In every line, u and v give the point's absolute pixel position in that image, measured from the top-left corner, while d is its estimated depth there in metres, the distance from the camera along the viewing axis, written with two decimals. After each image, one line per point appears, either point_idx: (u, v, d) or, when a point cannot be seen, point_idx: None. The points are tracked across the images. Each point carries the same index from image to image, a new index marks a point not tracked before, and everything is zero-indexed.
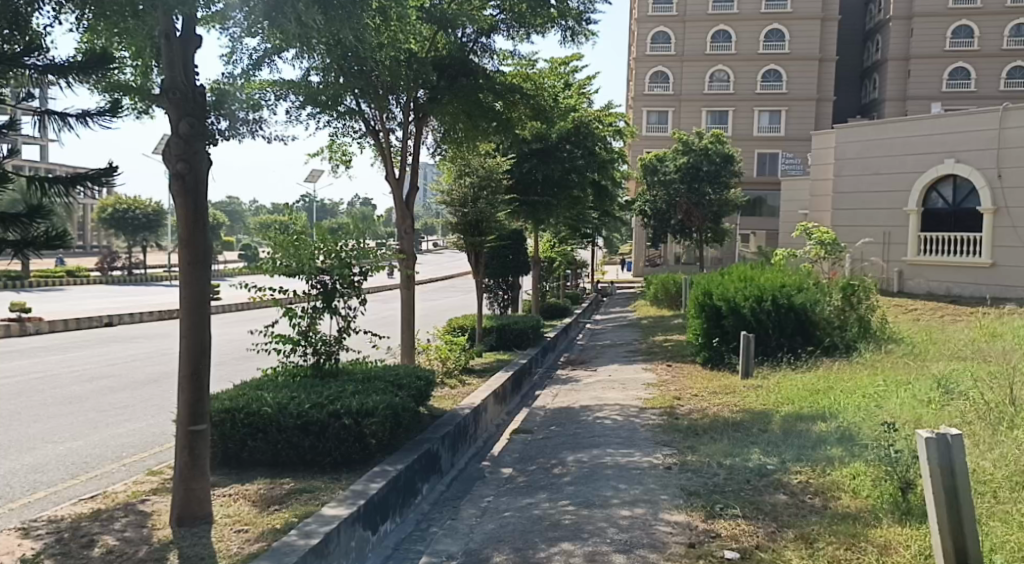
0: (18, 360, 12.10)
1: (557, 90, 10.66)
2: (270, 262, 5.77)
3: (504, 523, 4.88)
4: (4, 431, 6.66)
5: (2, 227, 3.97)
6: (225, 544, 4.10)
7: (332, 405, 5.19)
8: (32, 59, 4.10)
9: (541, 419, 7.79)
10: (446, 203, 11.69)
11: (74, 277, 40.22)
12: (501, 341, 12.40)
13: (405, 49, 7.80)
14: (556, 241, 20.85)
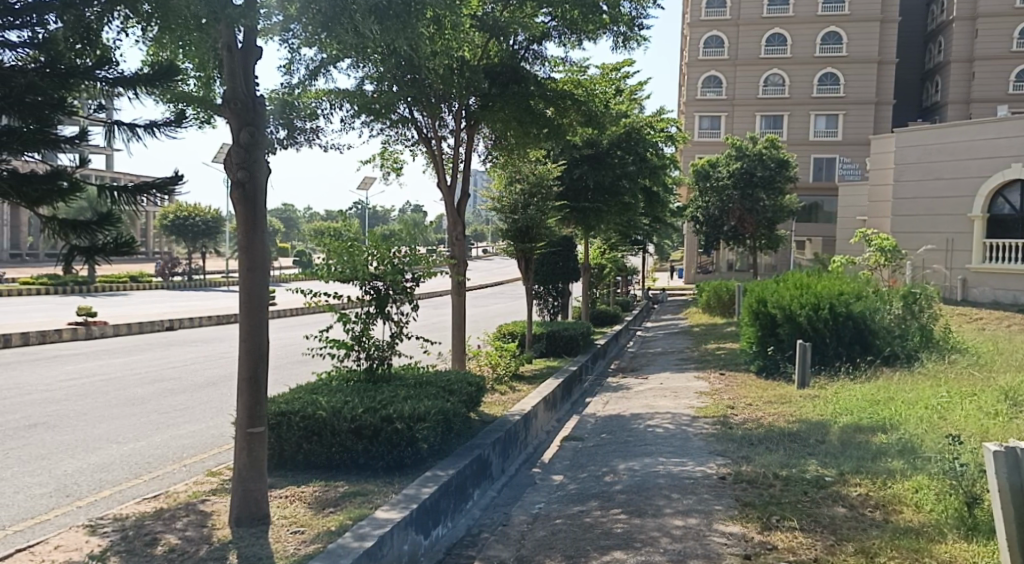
0: (86, 362, 12.58)
1: (608, 96, 10.61)
2: (325, 268, 5.86)
3: (555, 530, 4.86)
4: (72, 431, 6.91)
5: (73, 234, 4.12)
6: (282, 545, 4.18)
7: (385, 410, 5.25)
8: (103, 72, 4.25)
9: (592, 427, 7.76)
10: (496, 209, 11.76)
11: (137, 282, 41.68)
12: (550, 347, 12.39)
13: (458, 57, 7.90)
14: (606, 248, 20.77)
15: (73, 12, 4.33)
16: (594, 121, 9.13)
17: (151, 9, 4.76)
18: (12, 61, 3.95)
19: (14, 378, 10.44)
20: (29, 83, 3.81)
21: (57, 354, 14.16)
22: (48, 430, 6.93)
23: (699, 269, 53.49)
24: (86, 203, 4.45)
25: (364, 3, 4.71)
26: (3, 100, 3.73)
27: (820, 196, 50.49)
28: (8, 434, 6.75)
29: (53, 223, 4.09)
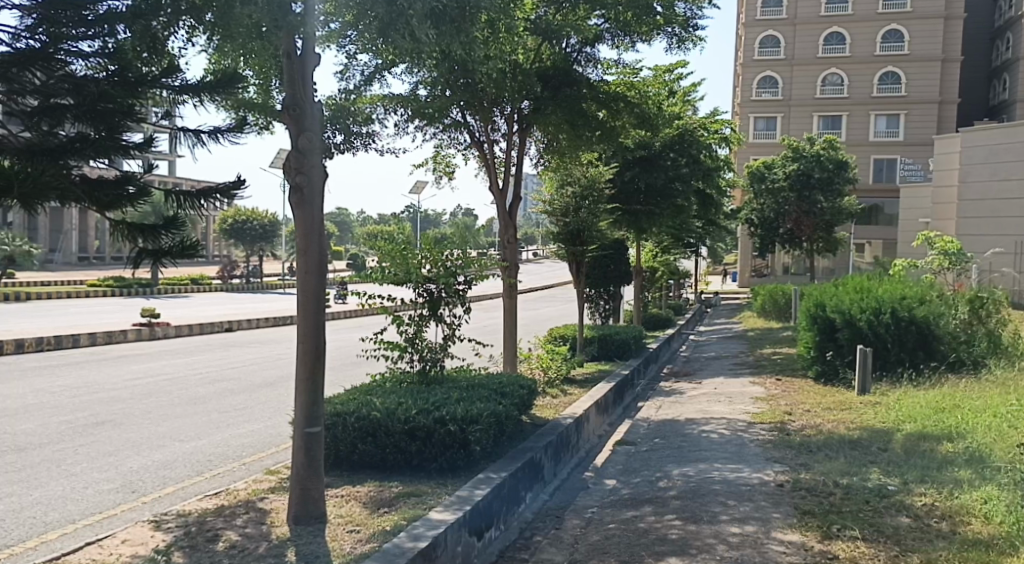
0: (152, 361, 13.01)
1: (660, 97, 10.52)
2: (379, 271, 5.94)
3: (609, 535, 4.83)
4: (138, 429, 7.13)
5: (137, 237, 4.18)
6: (339, 544, 4.23)
7: (437, 412, 5.29)
8: (168, 81, 4.28)
9: (645, 431, 7.69)
10: (547, 213, 11.80)
11: (198, 284, 43.05)
12: (602, 351, 12.35)
13: (511, 61, 7.96)
14: (658, 250, 20.55)
15: (142, 21, 4.45)
16: (646, 122, 9.12)
17: (214, 17, 4.87)
18: (80, 70, 3.94)
19: (84, 376, 10.86)
20: (101, 90, 3.96)
21: (126, 353, 14.70)
22: (115, 427, 7.16)
23: (752, 272, 54.27)
24: (150, 206, 4.52)
25: (421, 9, 4.76)
26: (74, 108, 3.90)
27: (883, 198, 50.00)
28: (78, 431, 7.00)
29: (123, 227, 4.14)
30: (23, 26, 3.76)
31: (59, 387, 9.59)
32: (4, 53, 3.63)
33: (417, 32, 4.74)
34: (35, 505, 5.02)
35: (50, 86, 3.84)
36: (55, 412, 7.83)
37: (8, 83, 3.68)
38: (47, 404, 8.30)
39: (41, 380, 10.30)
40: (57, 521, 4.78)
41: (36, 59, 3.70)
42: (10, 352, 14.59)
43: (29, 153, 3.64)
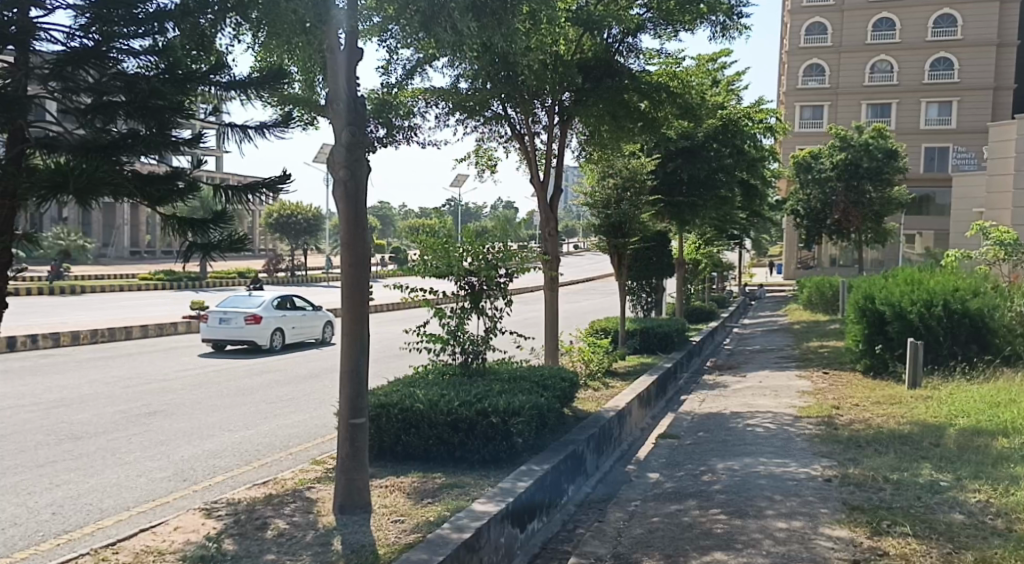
0: (201, 353, 13.31)
1: (704, 87, 10.43)
2: (421, 264, 6.01)
3: (653, 528, 4.80)
4: (188, 419, 7.30)
5: (185, 231, 4.25)
6: (384, 533, 4.28)
7: (480, 404, 5.33)
8: (218, 78, 4.17)
9: (688, 425, 7.62)
10: (588, 205, 11.81)
11: (245, 278, 43.98)
12: (645, 343, 12.31)
13: (550, 52, 7.93)
14: (701, 243, 20.50)
15: (190, 19, 4.34)
16: (688, 112, 9.08)
17: (259, 13, 4.99)
18: (132, 69, 3.75)
19: (138, 367, 11.16)
20: (152, 89, 3.70)
21: (177, 345, 15.07)
22: (166, 418, 7.34)
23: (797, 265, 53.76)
24: (201, 201, 4.54)
25: (462, 2, 4.86)
26: (126, 104, 3.66)
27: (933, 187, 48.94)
28: (131, 420, 7.19)
29: (173, 222, 4.22)
30: (77, 25, 3.58)
31: (112, 378, 9.87)
32: (59, 53, 3.47)
33: (459, 24, 4.79)
34: (91, 493, 5.18)
35: (103, 84, 3.63)
36: (109, 403, 8.05)
37: (62, 82, 3.51)
38: (101, 394, 8.55)
39: (95, 371, 10.60)
40: (112, 507, 4.93)
41: (90, 57, 3.52)
42: (67, 344, 15.05)
43: (84, 149, 3.44)
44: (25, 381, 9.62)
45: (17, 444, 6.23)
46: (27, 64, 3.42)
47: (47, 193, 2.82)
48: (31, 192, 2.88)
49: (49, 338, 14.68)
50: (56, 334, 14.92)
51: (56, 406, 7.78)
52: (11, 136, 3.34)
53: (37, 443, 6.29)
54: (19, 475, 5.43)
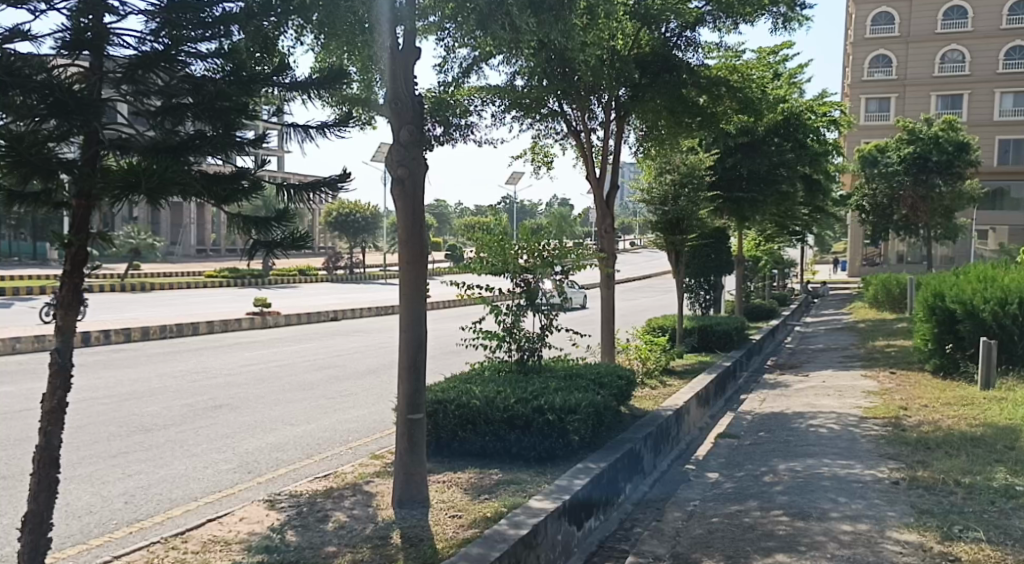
0: (264, 349, 13.67)
1: (765, 80, 10.33)
2: (477, 262, 6.05)
3: (712, 528, 4.74)
4: (253, 413, 7.50)
5: (248, 228, 4.18)
6: (442, 528, 4.32)
7: (536, 401, 5.34)
8: (280, 78, 4.01)
9: (748, 424, 7.50)
10: (645, 201, 11.71)
11: (304, 276, 45.06)
12: (703, 341, 12.18)
13: (608, 48, 7.88)
14: (761, 240, 20.17)
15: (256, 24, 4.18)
16: (749, 107, 8.93)
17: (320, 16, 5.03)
18: (199, 71, 3.59)
19: (205, 362, 11.52)
20: (219, 90, 3.51)
21: (240, 341, 15.50)
22: (231, 411, 7.55)
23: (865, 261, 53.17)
24: (263, 199, 4.51)
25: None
26: (195, 106, 3.49)
27: (1005, 180, 47.31)
28: (198, 413, 7.41)
29: (237, 220, 4.15)
30: (148, 29, 3.48)
31: (181, 372, 10.21)
32: (130, 57, 3.34)
33: (518, 20, 4.81)
34: (161, 483, 5.35)
35: (173, 87, 3.49)
36: (177, 396, 8.32)
37: (133, 85, 3.38)
38: (170, 388, 8.85)
39: (164, 366, 10.99)
40: (181, 498, 5.08)
41: (160, 60, 3.38)
42: (138, 338, 15.62)
43: (155, 151, 3.27)
44: (101, 375, 10.02)
45: (92, 435, 6.48)
46: (100, 68, 3.28)
47: (120, 192, 2.81)
48: (106, 191, 2.85)
49: (121, 333, 15.26)
50: (128, 329, 15.50)
51: (128, 399, 8.08)
52: (85, 139, 3.11)
53: (110, 434, 6.53)
54: (94, 465, 5.65)
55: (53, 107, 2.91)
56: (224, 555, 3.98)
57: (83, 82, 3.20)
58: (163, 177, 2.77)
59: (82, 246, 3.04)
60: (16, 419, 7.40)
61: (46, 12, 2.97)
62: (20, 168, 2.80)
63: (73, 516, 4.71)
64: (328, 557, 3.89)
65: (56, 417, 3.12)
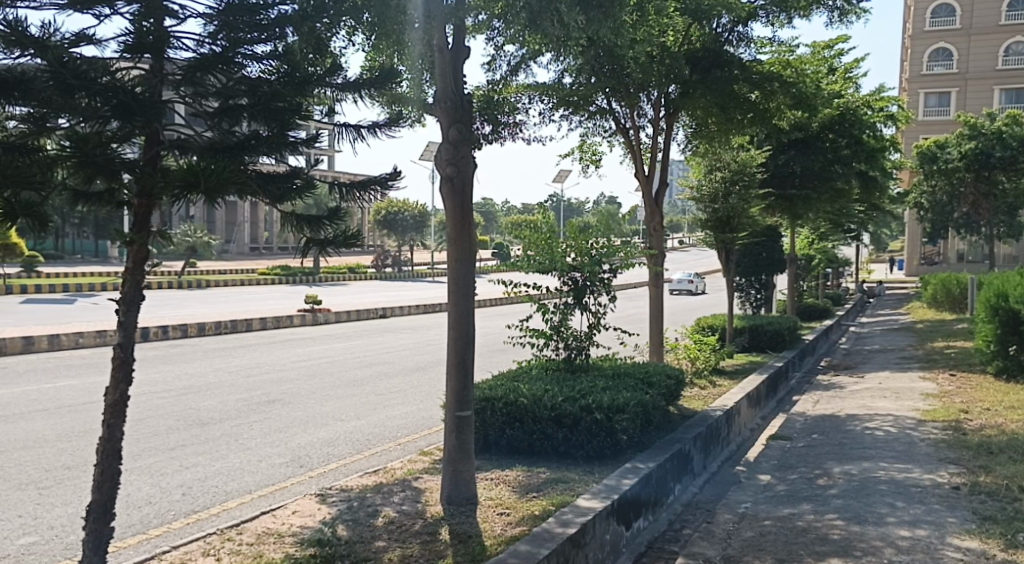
0: (315, 345, 13.95)
1: (821, 75, 10.26)
2: (525, 260, 6.06)
3: (764, 531, 4.66)
4: (305, 408, 7.65)
5: (305, 227, 4.01)
6: (490, 525, 4.33)
7: (584, 400, 5.32)
8: (334, 79, 3.88)
9: (801, 426, 7.37)
10: (695, 198, 11.68)
11: (354, 273, 45.91)
12: (754, 341, 12.03)
13: (657, 44, 7.84)
14: (815, 238, 19.86)
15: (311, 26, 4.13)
16: (803, 102, 8.83)
17: (372, 17, 5.05)
18: (254, 73, 3.54)
19: (258, 357, 11.79)
20: (274, 91, 3.48)
21: (291, 337, 15.79)
22: (283, 406, 7.69)
23: (922, 261, 51.90)
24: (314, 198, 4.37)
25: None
26: (250, 107, 3.46)
27: None
28: (252, 408, 7.56)
29: (289, 219, 3.99)
30: (205, 32, 3.42)
31: (235, 367, 10.46)
32: (190, 59, 3.33)
33: (567, 16, 4.77)
34: (216, 476, 5.47)
35: (229, 88, 3.46)
36: (232, 391, 8.51)
37: (192, 87, 3.37)
38: (225, 382, 9.08)
39: (220, 361, 11.30)
40: (235, 491, 5.19)
41: (218, 63, 3.36)
42: (194, 334, 16.04)
43: (212, 151, 3.31)
44: (160, 369, 10.32)
45: (151, 427, 6.67)
46: (161, 71, 3.29)
47: (179, 192, 2.84)
48: (166, 190, 2.89)
49: (178, 329, 15.68)
50: (185, 325, 15.92)
51: (184, 393, 8.30)
52: (147, 140, 3.16)
53: (168, 427, 6.71)
54: (152, 457, 5.81)
55: (116, 109, 2.95)
56: (277, 548, 4.05)
57: (144, 85, 3.22)
58: (220, 177, 2.79)
59: (144, 244, 3.08)
60: (81, 411, 7.66)
61: (109, 16, 3.06)
62: (85, 170, 2.82)
63: (133, 506, 4.84)
64: (379, 552, 3.93)
65: (118, 410, 3.16)
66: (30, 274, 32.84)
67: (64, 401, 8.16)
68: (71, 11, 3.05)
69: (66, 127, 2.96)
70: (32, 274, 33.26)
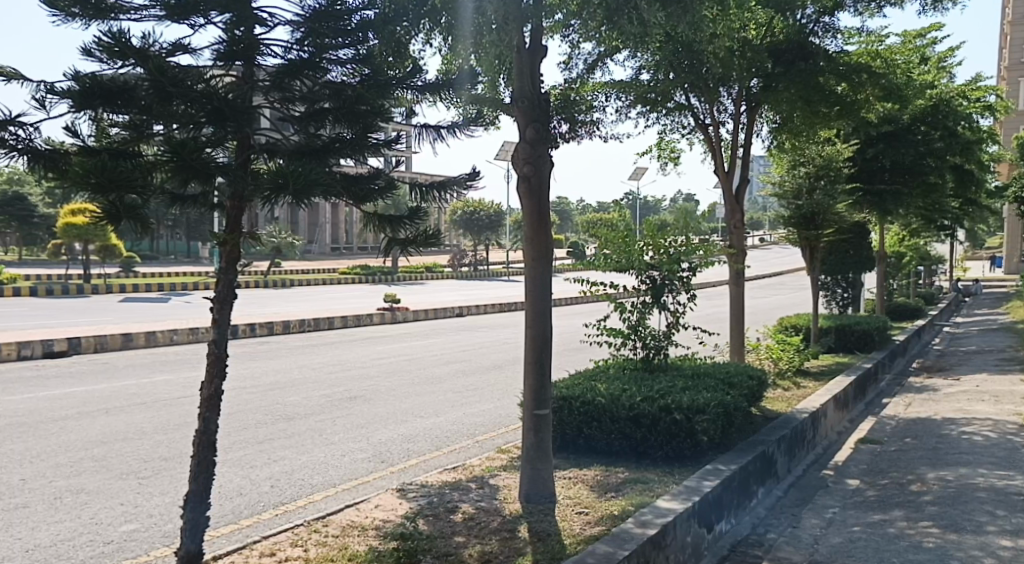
0: (395, 343, 14.25)
1: (911, 64, 9.92)
2: (602, 259, 6.08)
3: (853, 537, 4.52)
4: (386, 404, 7.82)
5: (391, 227, 3.99)
6: (569, 524, 4.32)
7: (663, 400, 5.27)
8: (415, 80, 3.83)
9: (891, 430, 7.11)
10: (777, 194, 11.49)
11: (430, 273, 46.68)
12: (840, 341, 11.71)
13: (739, 38, 7.69)
14: (906, 234, 19.26)
15: (390, 29, 4.18)
16: (894, 93, 8.55)
17: (450, 19, 5.09)
18: (338, 77, 3.55)
19: (341, 354, 12.12)
20: (358, 94, 3.52)
21: (371, 335, 16.17)
22: (365, 402, 7.88)
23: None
24: (394, 199, 4.36)
25: None
26: (334, 111, 3.49)
27: None
28: (335, 404, 7.77)
29: (372, 219, 3.99)
30: (292, 38, 3.38)
31: (319, 364, 10.77)
32: (278, 66, 3.36)
33: (643, 13, 4.70)
34: (302, 469, 5.64)
35: (315, 93, 3.48)
36: (316, 386, 8.77)
37: (280, 92, 3.40)
38: (309, 378, 9.36)
39: (304, 358, 11.65)
40: (320, 484, 5.35)
41: (305, 68, 3.37)
42: (280, 331, 16.59)
43: (300, 153, 3.37)
44: (249, 365, 10.74)
45: (241, 421, 6.94)
46: (252, 78, 3.30)
47: (272, 194, 2.91)
48: (258, 193, 2.97)
49: (265, 326, 16.25)
50: (271, 322, 16.48)
51: (272, 388, 8.59)
52: (238, 144, 3.23)
53: (257, 421, 6.96)
54: (243, 450, 6.03)
55: (211, 114, 3.01)
56: (361, 540, 4.14)
57: (236, 92, 3.29)
58: (308, 179, 2.83)
59: (236, 244, 3.18)
60: (175, 404, 8.04)
61: (204, 25, 3.17)
62: (182, 176, 2.90)
63: (225, 497, 5.04)
64: (459, 547, 3.97)
65: (214, 403, 3.24)
66: (129, 273, 34.52)
67: (160, 395, 8.56)
68: (169, 22, 3.19)
69: (164, 133, 3.06)
70: (130, 274, 35.09)
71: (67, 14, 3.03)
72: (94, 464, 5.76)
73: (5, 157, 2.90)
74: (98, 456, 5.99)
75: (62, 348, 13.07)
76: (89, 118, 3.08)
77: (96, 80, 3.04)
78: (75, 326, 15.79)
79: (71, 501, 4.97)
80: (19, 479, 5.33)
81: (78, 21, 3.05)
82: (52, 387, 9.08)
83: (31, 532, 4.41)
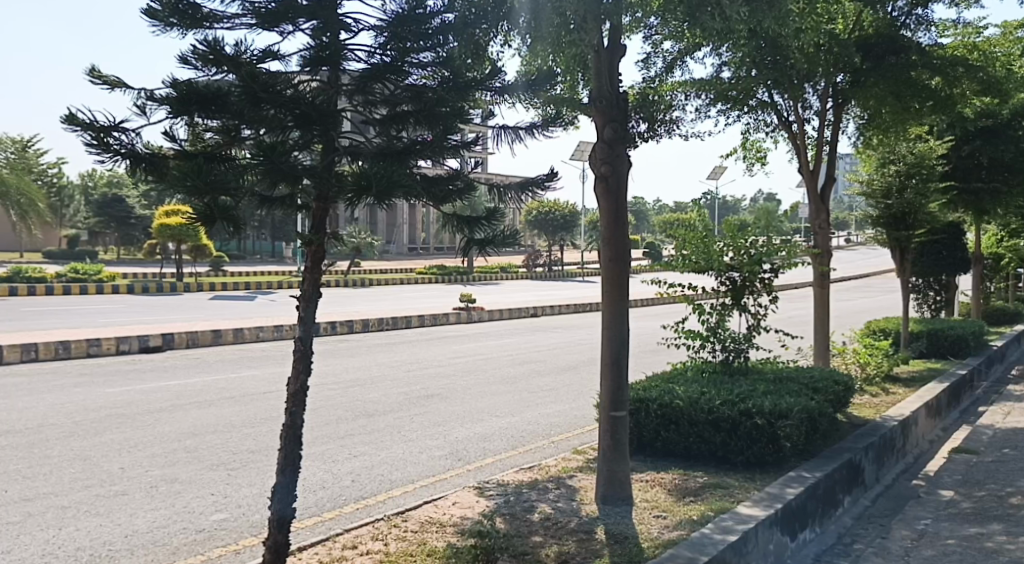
0: (471, 342, 14.36)
1: (1012, 56, 9.42)
2: (681, 260, 6.02)
3: (946, 551, 4.34)
4: (463, 403, 7.90)
5: (471, 228, 4.00)
6: (647, 527, 4.28)
7: (743, 404, 5.16)
8: (495, 82, 3.80)
9: (989, 440, 6.79)
10: (865, 194, 11.17)
11: (505, 273, 46.71)
12: (932, 347, 11.26)
13: (825, 32, 7.50)
14: (1007, 233, 18.31)
15: (469, 31, 4.20)
16: (993, 86, 8.11)
17: None
18: (419, 80, 3.54)
19: (417, 353, 12.32)
20: (438, 96, 3.47)
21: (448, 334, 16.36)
22: (442, 401, 7.99)
23: None
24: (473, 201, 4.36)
25: None
26: (415, 113, 3.47)
27: None
28: (413, 402, 7.90)
29: (452, 220, 3.98)
30: (376, 43, 3.42)
31: (397, 362, 10.97)
32: (361, 70, 3.39)
33: (726, 10, 4.58)
34: (382, 465, 5.76)
35: (396, 96, 3.49)
36: (394, 384, 8.94)
37: (364, 96, 3.44)
38: (388, 376, 9.57)
39: (383, 356, 11.88)
40: (399, 480, 5.44)
41: (387, 72, 3.39)
42: (358, 330, 16.95)
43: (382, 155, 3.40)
44: (331, 362, 11.05)
45: (323, 417, 7.13)
46: (337, 83, 3.35)
47: (354, 197, 2.91)
48: (342, 194, 2.97)
49: (345, 325, 16.62)
50: (350, 321, 16.85)
51: (352, 385, 8.80)
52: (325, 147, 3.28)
53: (338, 417, 7.14)
54: (325, 444, 6.21)
55: (298, 119, 3.13)
56: (440, 536, 4.19)
57: (323, 95, 3.36)
58: (391, 179, 2.79)
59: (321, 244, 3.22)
60: (261, 399, 8.32)
61: (293, 32, 3.26)
62: (271, 177, 2.96)
63: (309, 490, 5.19)
64: (537, 547, 3.98)
65: (299, 399, 3.22)
66: (218, 273, 35.88)
67: (248, 390, 8.88)
68: (260, 29, 3.27)
69: (255, 137, 3.15)
70: (220, 273, 36.61)
71: (166, 25, 3.14)
72: (186, 455, 6.01)
73: (109, 161, 3.00)
74: (189, 447, 6.25)
75: (157, 343, 13.62)
76: (185, 123, 3.20)
77: (192, 87, 3.17)
78: (168, 323, 16.57)
79: (166, 489, 5.20)
80: (117, 467, 5.62)
81: (176, 30, 3.15)
82: (149, 380, 9.55)
83: (130, 518, 4.64)
